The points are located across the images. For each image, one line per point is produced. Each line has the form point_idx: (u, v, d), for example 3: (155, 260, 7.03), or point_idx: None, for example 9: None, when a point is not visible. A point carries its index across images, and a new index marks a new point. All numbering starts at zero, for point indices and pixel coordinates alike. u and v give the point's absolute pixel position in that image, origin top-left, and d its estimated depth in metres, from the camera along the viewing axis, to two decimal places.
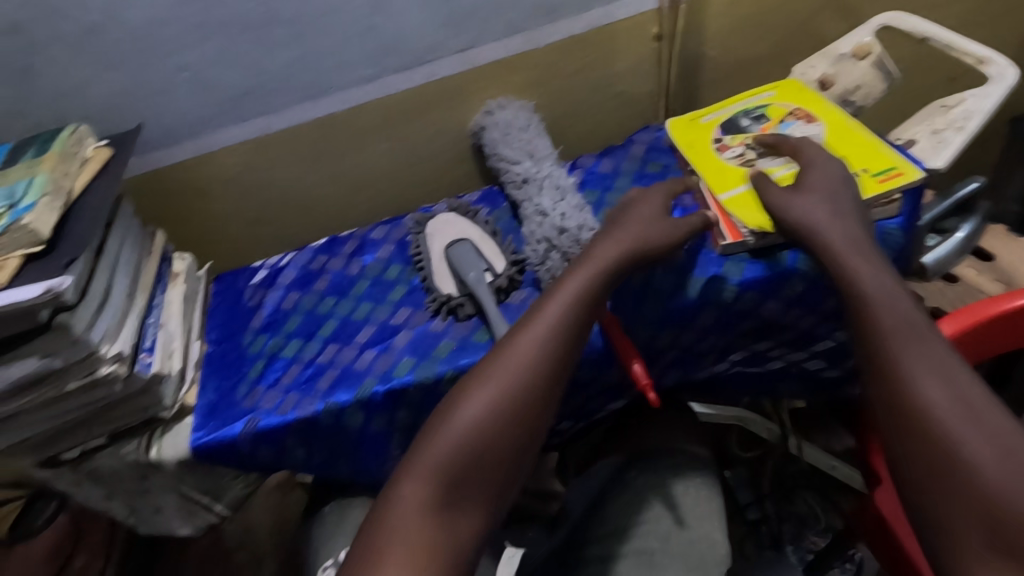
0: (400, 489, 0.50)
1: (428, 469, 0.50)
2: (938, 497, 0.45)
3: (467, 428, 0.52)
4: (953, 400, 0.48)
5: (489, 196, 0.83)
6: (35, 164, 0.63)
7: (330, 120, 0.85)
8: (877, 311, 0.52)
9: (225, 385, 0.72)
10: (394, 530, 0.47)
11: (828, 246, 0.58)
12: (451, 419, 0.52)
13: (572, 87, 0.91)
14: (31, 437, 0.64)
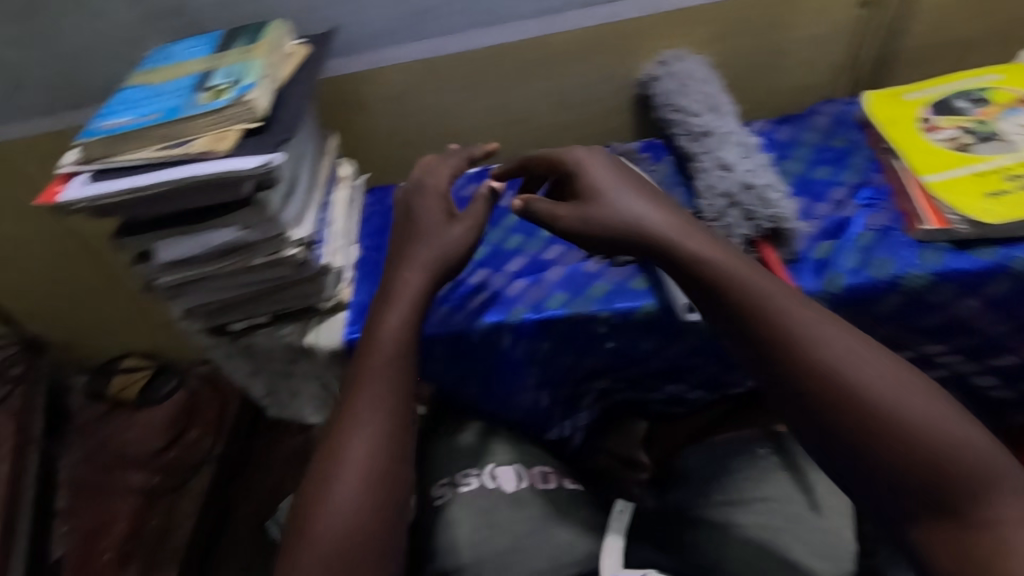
0: (316, 510, 0.51)
1: (342, 485, 0.52)
2: (919, 517, 0.43)
3: (358, 442, 0.54)
4: (911, 419, 0.45)
5: (654, 147, 0.81)
6: (249, 50, 0.67)
7: (502, 49, 0.84)
8: (807, 365, 0.48)
9: (377, 289, 0.74)
10: (326, 540, 0.50)
11: (720, 278, 0.52)
12: (340, 444, 0.54)
13: (752, 47, 0.86)
14: (211, 302, 0.69)
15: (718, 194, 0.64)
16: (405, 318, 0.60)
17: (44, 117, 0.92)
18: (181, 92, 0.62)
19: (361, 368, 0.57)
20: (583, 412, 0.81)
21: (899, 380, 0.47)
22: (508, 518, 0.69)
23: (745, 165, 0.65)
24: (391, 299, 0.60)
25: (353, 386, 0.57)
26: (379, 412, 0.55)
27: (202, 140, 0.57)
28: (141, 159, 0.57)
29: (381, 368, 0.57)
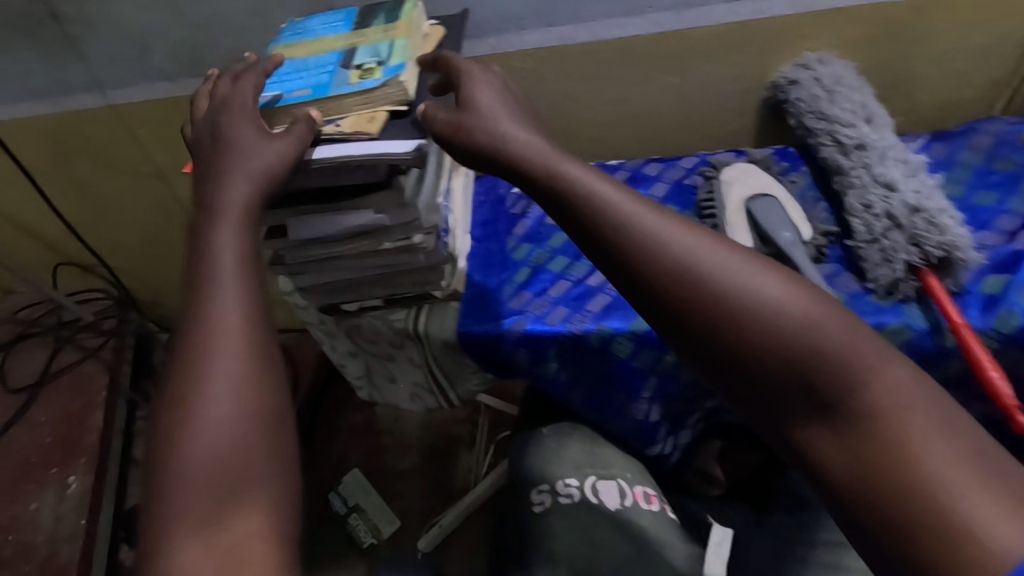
0: (175, 461, 0.42)
1: (203, 426, 0.43)
2: (833, 447, 0.41)
3: (223, 379, 0.44)
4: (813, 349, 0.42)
5: (788, 155, 0.75)
6: (391, 29, 0.66)
7: (633, 42, 0.81)
8: (695, 289, 0.44)
9: (491, 281, 0.73)
10: (194, 482, 0.42)
11: (621, 233, 0.47)
12: (197, 379, 0.44)
13: (902, 54, 0.80)
14: (330, 282, 0.69)
15: (876, 214, 0.60)
16: (238, 246, 0.49)
17: (167, 81, 0.94)
18: (328, 69, 0.62)
19: (204, 299, 0.47)
20: (688, 429, 0.78)
21: (792, 309, 0.43)
22: (607, 539, 0.70)
23: (911, 186, 0.60)
24: (214, 241, 0.49)
25: (188, 334, 0.46)
26: (224, 339, 0.45)
27: (347, 122, 0.58)
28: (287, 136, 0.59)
29: (233, 290, 0.47)
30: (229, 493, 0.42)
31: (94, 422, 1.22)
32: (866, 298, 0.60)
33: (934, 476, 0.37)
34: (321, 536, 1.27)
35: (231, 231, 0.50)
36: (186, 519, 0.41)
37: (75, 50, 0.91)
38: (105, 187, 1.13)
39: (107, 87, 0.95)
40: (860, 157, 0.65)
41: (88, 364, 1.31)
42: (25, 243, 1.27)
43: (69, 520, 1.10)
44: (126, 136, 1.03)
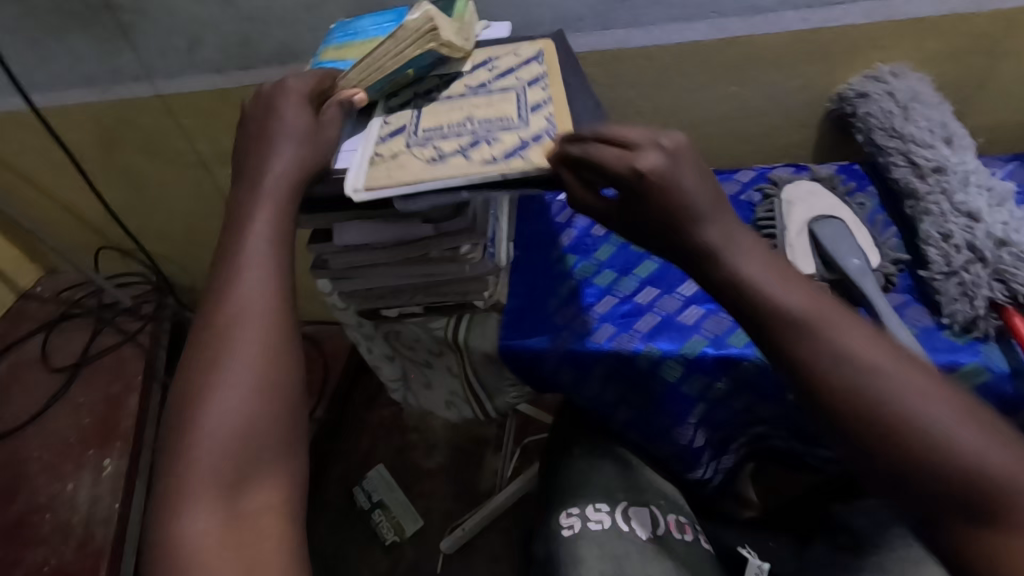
0: (184, 425, 0.40)
1: (221, 392, 0.41)
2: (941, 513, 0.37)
3: (245, 348, 0.42)
4: (893, 392, 0.38)
5: (854, 174, 0.71)
6: None
7: (694, 48, 0.77)
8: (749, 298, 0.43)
9: (534, 293, 0.71)
10: (205, 454, 0.39)
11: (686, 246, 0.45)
12: (218, 347, 0.42)
13: (983, 69, 0.75)
14: (371, 288, 0.68)
15: (956, 246, 0.57)
16: (274, 221, 0.48)
17: (215, 73, 0.93)
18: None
19: (232, 266, 0.45)
20: (730, 454, 0.75)
21: (879, 361, 0.39)
22: (641, 566, 0.64)
23: (997, 217, 0.57)
24: (258, 210, 0.48)
25: (212, 305, 0.44)
26: (248, 305, 0.44)
27: (534, 154, 0.50)
28: (446, 170, 0.51)
29: (255, 262, 0.45)
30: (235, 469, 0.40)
31: (131, 406, 1.25)
32: (938, 333, 0.56)
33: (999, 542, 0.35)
34: (345, 531, 1.28)
35: (273, 204, 0.48)
36: (199, 492, 0.39)
37: (127, 40, 0.91)
38: (149, 175, 1.14)
39: (156, 77, 0.95)
40: (939, 181, 0.61)
41: (126, 347, 1.34)
42: (70, 226, 1.29)
43: (103, 502, 1.13)
44: (173, 126, 1.03)
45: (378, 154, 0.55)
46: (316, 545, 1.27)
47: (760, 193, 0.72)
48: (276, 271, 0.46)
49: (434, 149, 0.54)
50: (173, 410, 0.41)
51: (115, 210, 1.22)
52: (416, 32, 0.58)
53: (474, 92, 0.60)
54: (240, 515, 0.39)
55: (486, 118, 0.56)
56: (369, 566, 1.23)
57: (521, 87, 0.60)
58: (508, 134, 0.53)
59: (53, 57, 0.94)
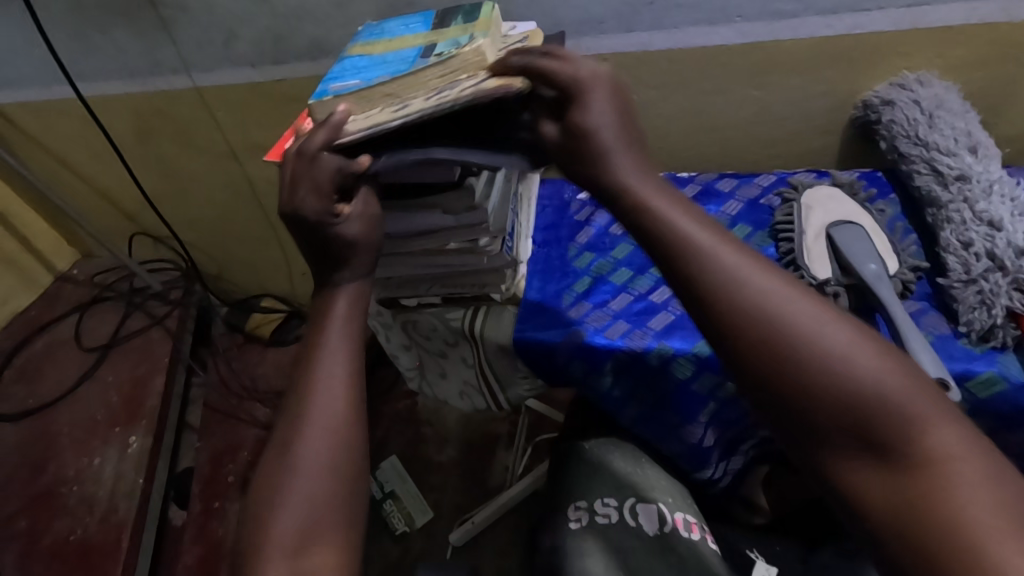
0: (266, 499, 0.44)
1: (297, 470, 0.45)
2: (841, 448, 0.38)
3: (325, 392, 0.48)
4: (802, 326, 0.41)
5: (875, 181, 0.71)
6: (469, 25, 0.64)
7: (717, 52, 0.78)
8: (695, 246, 0.45)
9: (550, 288, 0.72)
10: (281, 528, 0.43)
11: (640, 210, 0.48)
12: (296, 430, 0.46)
13: (1012, 78, 0.74)
14: (391, 277, 0.70)
15: (976, 254, 0.56)
16: (351, 309, 0.53)
17: (250, 67, 0.97)
18: (408, 61, 0.61)
19: (319, 327, 0.52)
20: (739, 455, 0.75)
21: (820, 325, 0.40)
22: (642, 563, 0.67)
23: (1018, 226, 0.56)
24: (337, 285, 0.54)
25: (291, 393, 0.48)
26: (329, 357, 0.49)
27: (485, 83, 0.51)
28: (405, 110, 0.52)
29: (341, 322, 0.52)
30: (324, 507, 0.44)
31: (156, 386, 1.29)
32: (955, 341, 0.55)
33: (934, 499, 0.35)
34: (357, 519, 1.30)
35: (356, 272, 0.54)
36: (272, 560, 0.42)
37: (168, 33, 0.95)
38: (182, 165, 1.18)
39: (194, 70, 0.99)
40: (961, 189, 0.61)
41: (154, 331, 1.39)
42: (106, 212, 1.34)
43: (128, 478, 1.17)
44: (207, 118, 1.07)
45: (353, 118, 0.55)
46: None
47: (780, 198, 0.72)
48: (354, 332, 0.51)
49: (402, 102, 0.54)
50: (269, 449, 0.47)
51: (149, 197, 1.26)
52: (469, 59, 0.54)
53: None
54: (316, 548, 0.42)
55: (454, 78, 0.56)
56: (380, 554, 1.25)
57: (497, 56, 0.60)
58: (469, 78, 0.54)
59: (98, 49, 0.98)
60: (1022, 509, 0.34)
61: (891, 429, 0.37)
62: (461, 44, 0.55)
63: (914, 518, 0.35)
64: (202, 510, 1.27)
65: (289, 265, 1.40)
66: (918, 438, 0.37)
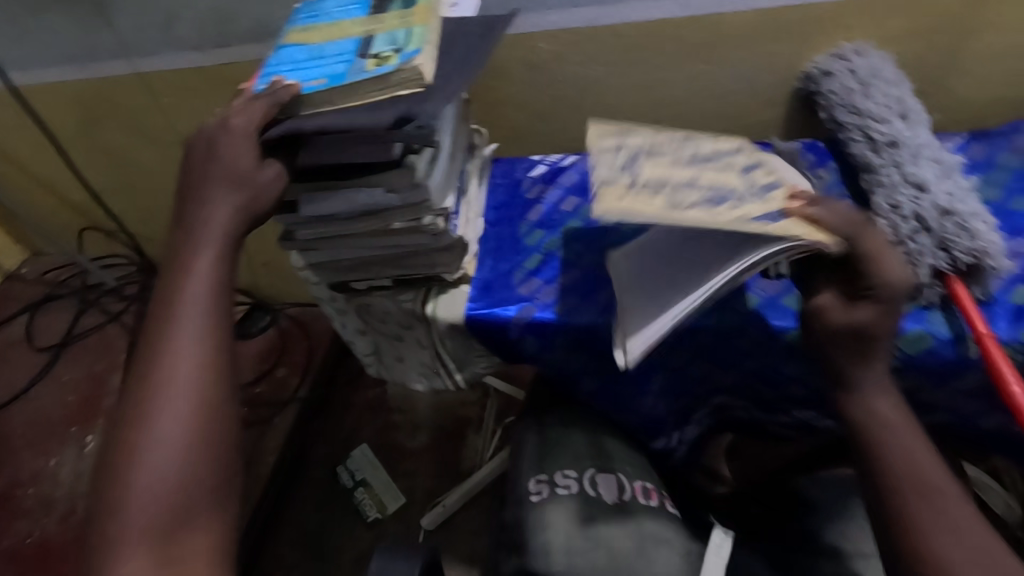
0: (127, 472, 0.45)
1: (155, 442, 0.45)
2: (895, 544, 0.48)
3: (186, 356, 0.48)
4: (895, 436, 0.50)
5: (816, 151, 0.73)
6: (409, 16, 0.64)
7: (663, 26, 0.78)
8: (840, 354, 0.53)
9: (501, 267, 0.72)
10: (140, 503, 0.44)
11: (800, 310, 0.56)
12: (156, 403, 0.47)
13: (947, 48, 0.76)
14: (340, 260, 0.69)
15: (904, 216, 0.57)
16: (212, 271, 0.51)
17: (192, 51, 0.93)
18: (345, 57, 0.61)
19: (173, 290, 0.50)
20: (693, 424, 0.77)
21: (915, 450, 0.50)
22: (607, 533, 0.63)
23: (943, 187, 0.58)
24: (197, 246, 0.52)
25: (149, 363, 0.48)
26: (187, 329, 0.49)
27: (792, 225, 0.53)
28: (696, 219, 0.52)
29: (199, 283, 0.50)
30: (185, 480, 0.45)
31: (114, 384, 1.26)
32: None
33: None
34: (328, 508, 1.30)
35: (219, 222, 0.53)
36: (134, 541, 0.43)
37: (104, 17, 0.91)
38: (129, 155, 1.14)
39: (134, 55, 0.95)
40: (892, 156, 0.63)
41: (110, 327, 1.35)
42: (53, 207, 1.30)
43: (86, 477, 1.15)
44: (152, 106, 1.03)
45: (603, 182, 0.56)
46: (301, 522, 1.29)
47: None
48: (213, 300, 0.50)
49: (671, 196, 0.55)
50: (128, 417, 0.47)
51: (96, 190, 1.22)
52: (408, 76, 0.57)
53: (694, 162, 0.61)
54: (190, 529, 0.45)
55: (716, 187, 0.57)
56: (352, 541, 1.25)
57: (738, 170, 0.61)
58: (756, 206, 0.56)
59: (30, 34, 0.94)
60: None
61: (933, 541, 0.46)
62: (401, 59, 0.56)
63: None
64: None
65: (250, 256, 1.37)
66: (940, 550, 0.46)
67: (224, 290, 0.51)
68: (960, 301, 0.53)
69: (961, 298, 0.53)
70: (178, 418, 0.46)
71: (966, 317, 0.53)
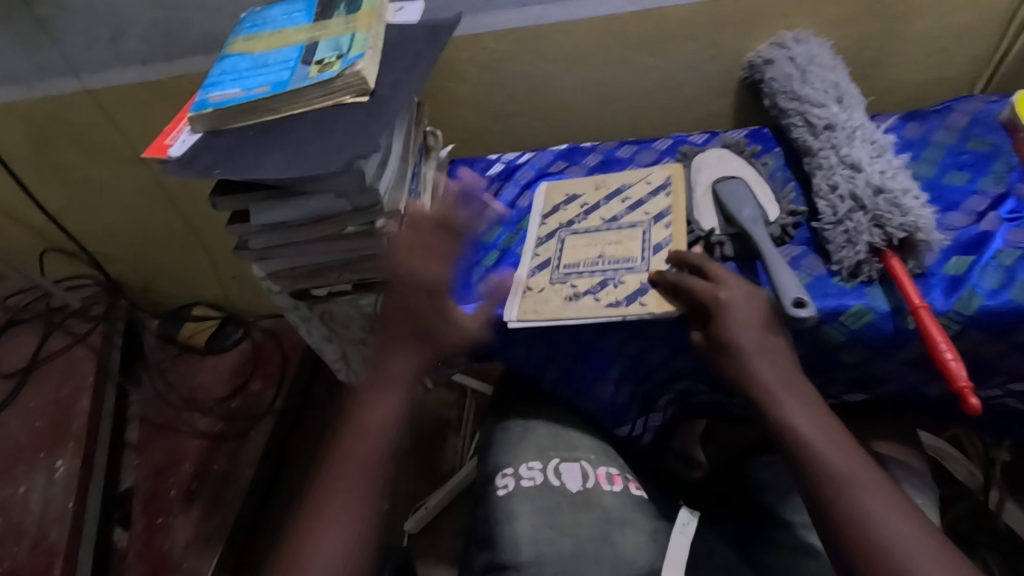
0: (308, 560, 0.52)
1: (333, 544, 0.53)
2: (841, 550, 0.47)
3: (367, 472, 0.56)
4: (854, 482, 0.48)
5: (760, 137, 0.75)
6: (352, 21, 0.64)
7: (607, 21, 0.79)
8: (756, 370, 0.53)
9: (461, 265, 0.73)
10: None
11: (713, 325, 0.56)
12: (341, 508, 0.54)
13: (883, 32, 0.78)
14: (297, 267, 0.70)
15: (841, 196, 0.60)
16: (397, 401, 0.59)
17: (141, 66, 0.92)
18: (289, 64, 0.61)
19: (360, 403, 0.59)
20: (658, 411, 0.79)
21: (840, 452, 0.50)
22: (571, 520, 0.64)
23: (875, 166, 0.60)
24: (389, 379, 0.59)
25: (334, 470, 0.56)
26: (351, 470, 0.56)
27: (651, 300, 0.60)
28: (580, 312, 0.62)
29: (373, 431, 0.57)
30: None
31: (84, 407, 1.24)
32: (830, 280, 0.59)
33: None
34: None
35: (397, 374, 0.59)
36: None
37: (49, 34, 0.90)
38: (86, 174, 1.12)
39: (83, 72, 0.94)
40: (829, 138, 0.65)
41: (77, 349, 1.33)
42: (11, 231, 1.28)
43: (57, 502, 1.13)
44: (105, 122, 1.02)
45: (527, 288, 0.67)
46: None
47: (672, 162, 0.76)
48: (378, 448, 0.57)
49: (572, 286, 0.65)
50: (313, 515, 0.55)
51: (54, 211, 1.21)
52: (350, 84, 0.58)
53: (608, 228, 0.69)
54: None
55: (615, 257, 0.65)
56: None
57: (649, 225, 0.67)
58: (633, 275, 0.63)
59: None
60: None
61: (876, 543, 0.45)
62: (343, 66, 0.57)
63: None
64: (146, 527, 1.25)
65: (217, 270, 1.36)
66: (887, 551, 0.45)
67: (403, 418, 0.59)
68: (899, 275, 0.55)
69: (899, 272, 0.55)
70: (349, 525, 0.54)
71: (903, 289, 0.55)
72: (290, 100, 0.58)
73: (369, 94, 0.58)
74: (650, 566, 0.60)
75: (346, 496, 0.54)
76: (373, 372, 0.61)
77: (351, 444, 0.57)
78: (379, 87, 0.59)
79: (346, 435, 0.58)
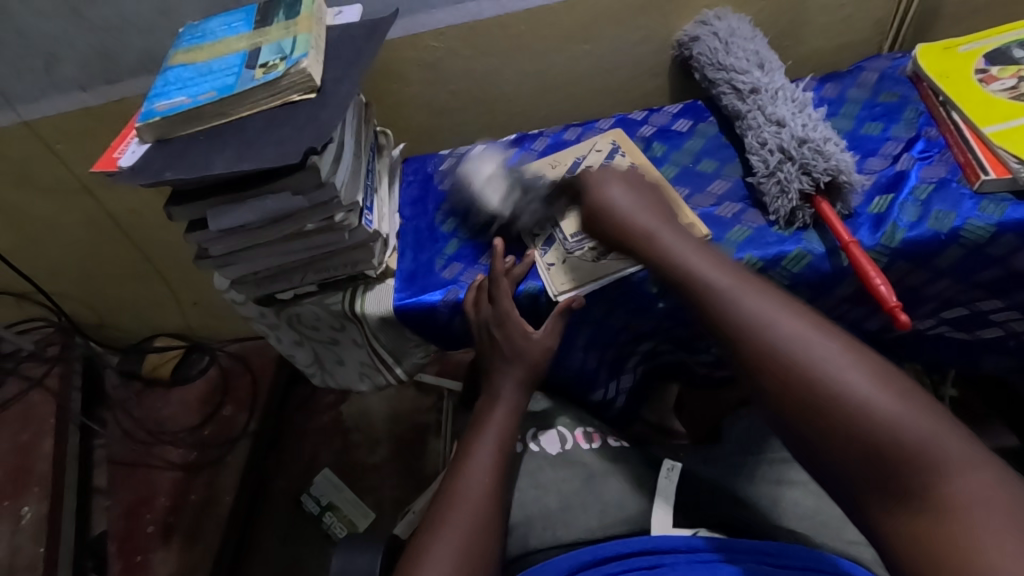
0: (434, 526, 0.54)
1: (458, 507, 0.55)
2: (805, 409, 0.43)
3: (487, 442, 0.61)
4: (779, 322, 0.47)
5: (692, 109, 0.79)
6: (292, 25, 0.65)
7: (540, 13, 0.82)
8: (676, 252, 0.55)
9: (422, 256, 0.75)
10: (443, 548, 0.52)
11: (615, 218, 0.60)
12: (464, 472, 0.58)
13: (794, 5, 0.84)
14: (259, 272, 0.70)
15: (771, 150, 0.65)
16: (523, 379, 0.65)
17: (79, 91, 0.91)
18: (233, 70, 0.62)
19: (489, 398, 0.65)
20: (628, 374, 0.84)
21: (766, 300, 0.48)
22: (555, 478, 0.67)
23: (798, 120, 0.65)
24: (511, 357, 0.65)
25: (467, 441, 0.62)
26: (488, 434, 0.62)
27: None
28: (613, 268, 0.64)
29: (508, 397, 0.64)
30: (472, 549, 0.52)
31: (46, 451, 1.20)
32: (770, 230, 0.64)
33: (874, 409, 0.40)
34: (295, 539, 1.25)
35: (534, 348, 0.65)
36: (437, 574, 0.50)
37: None
38: (26, 211, 1.09)
39: (15, 104, 0.92)
40: (755, 100, 0.70)
41: (33, 394, 1.29)
42: None
43: (25, 550, 1.09)
44: (44, 154, 0.99)
45: (550, 263, 0.67)
46: (269, 556, 1.24)
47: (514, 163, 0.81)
48: (506, 438, 0.62)
49: (592, 249, 0.66)
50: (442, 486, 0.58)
51: None
52: (297, 82, 0.59)
53: None
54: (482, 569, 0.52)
55: None
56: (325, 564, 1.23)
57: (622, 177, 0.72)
58: None
59: None
60: (968, 442, 0.40)
61: (827, 383, 0.42)
62: (288, 65, 0.59)
63: (863, 440, 0.40)
64: (124, 566, 1.21)
65: (176, 297, 1.34)
66: (841, 381, 0.42)
67: (522, 393, 0.65)
68: (829, 220, 0.60)
69: (828, 216, 0.60)
70: (478, 484, 0.57)
71: (833, 231, 0.60)
72: (237, 104, 0.59)
73: (315, 91, 0.60)
74: (639, 508, 0.63)
75: (482, 456, 0.59)
76: (495, 348, 0.66)
77: (486, 415, 0.63)
78: (326, 85, 0.61)
79: (482, 403, 0.65)
